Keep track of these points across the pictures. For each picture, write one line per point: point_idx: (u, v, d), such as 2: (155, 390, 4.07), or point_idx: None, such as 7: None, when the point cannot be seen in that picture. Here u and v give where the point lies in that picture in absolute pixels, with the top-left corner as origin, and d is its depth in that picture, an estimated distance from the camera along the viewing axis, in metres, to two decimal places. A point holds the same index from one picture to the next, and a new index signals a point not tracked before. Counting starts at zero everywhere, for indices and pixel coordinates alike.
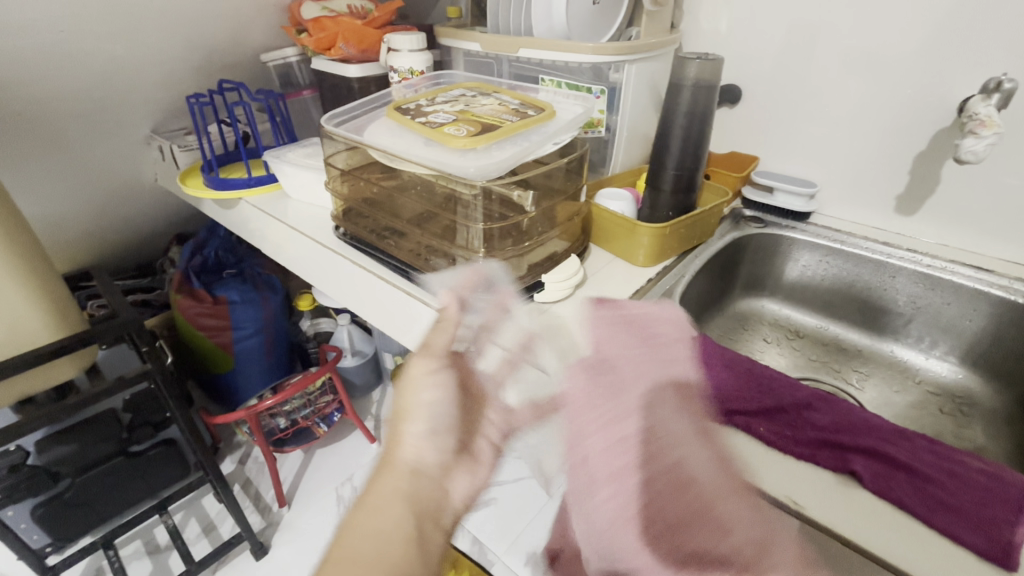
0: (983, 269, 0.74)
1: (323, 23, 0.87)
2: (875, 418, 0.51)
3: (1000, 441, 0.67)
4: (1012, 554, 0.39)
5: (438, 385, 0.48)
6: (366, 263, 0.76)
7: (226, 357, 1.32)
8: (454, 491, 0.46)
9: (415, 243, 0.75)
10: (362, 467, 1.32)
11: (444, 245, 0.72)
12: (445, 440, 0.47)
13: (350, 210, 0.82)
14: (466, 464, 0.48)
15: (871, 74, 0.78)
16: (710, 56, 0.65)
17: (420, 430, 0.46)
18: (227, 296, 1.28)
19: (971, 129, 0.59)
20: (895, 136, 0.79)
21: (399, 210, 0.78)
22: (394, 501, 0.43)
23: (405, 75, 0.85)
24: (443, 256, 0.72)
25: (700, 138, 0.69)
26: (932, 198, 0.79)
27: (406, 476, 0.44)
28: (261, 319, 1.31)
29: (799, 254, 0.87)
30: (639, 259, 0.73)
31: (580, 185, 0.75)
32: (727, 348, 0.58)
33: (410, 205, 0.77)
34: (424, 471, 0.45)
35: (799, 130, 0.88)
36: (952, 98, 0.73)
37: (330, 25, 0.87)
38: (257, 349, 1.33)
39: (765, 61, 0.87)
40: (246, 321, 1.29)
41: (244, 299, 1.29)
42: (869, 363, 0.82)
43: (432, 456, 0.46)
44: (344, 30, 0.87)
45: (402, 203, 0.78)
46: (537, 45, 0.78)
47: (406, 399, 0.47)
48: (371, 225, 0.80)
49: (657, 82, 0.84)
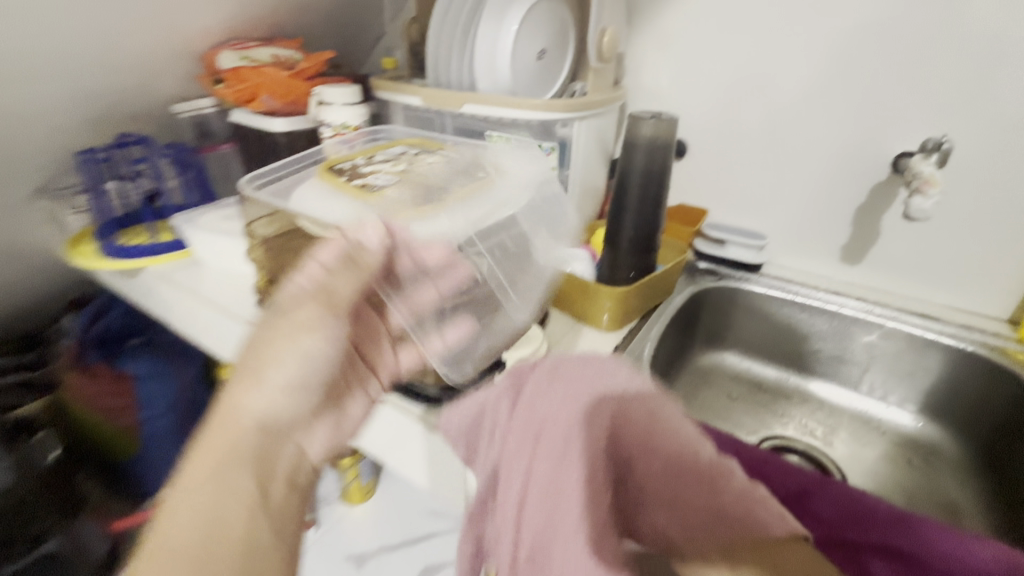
0: (928, 317, 0.76)
1: (242, 73, 0.79)
2: (872, 504, 0.45)
3: (972, 493, 0.66)
4: None
5: (322, 336, 0.46)
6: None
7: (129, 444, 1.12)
8: (308, 448, 0.49)
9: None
10: None
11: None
12: (306, 399, 0.47)
13: (276, 280, 0.72)
14: (328, 418, 0.51)
15: (807, 130, 0.81)
16: (664, 117, 0.62)
17: (279, 386, 0.45)
18: (130, 372, 1.09)
19: (917, 188, 0.60)
20: (838, 190, 0.81)
21: None
22: (229, 465, 0.42)
23: (339, 129, 0.78)
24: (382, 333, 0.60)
25: (657, 200, 0.66)
26: (874, 247, 0.81)
27: (246, 434, 0.44)
28: (173, 397, 1.13)
29: (756, 307, 0.86)
30: (600, 324, 0.70)
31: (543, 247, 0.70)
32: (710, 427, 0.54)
33: None
34: (289, 400, 0.46)
35: (744, 182, 0.89)
36: (885, 154, 0.75)
37: (250, 76, 0.79)
38: (168, 432, 1.15)
39: (709, 117, 0.87)
40: (153, 401, 1.11)
41: (152, 375, 1.11)
42: (833, 415, 0.81)
43: (288, 409, 0.46)
44: (267, 82, 0.80)
45: None
46: (481, 100, 0.74)
47: (276, 347, 0.45)
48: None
49: (605, 138, 0.83)
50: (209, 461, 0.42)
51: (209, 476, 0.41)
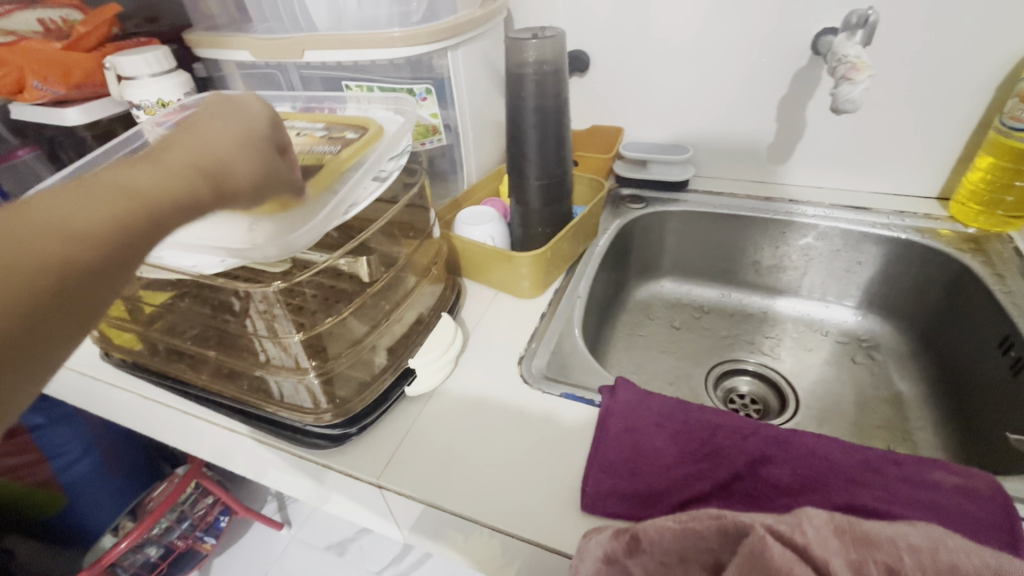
0: (861, 209, 0.73)
1: (15, 47, 0.59)
2: (834, 451, 0.41)
3: (915, 382, 0.66)
4: (1005, 532, 0.36)
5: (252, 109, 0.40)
6: (178, 406, 0.54)
7: (52, 499, 0.94)
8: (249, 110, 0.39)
9: (217, 364, 0.53)
10: (275, 562, 1.18)
11: (255, 366, 0.50)
12: (230, 125, 0.36)
13: (115, 331, 0.58)
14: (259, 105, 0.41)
15: (719, 19, 0.69)
16: (546, 34, 0.52)
17: (217, 122, 0.36)
18: (24, 423, 0.87)
19: (845, 75, 0.53)
20: (756, 85, 0.72)
21: (178, 327, 0.54)
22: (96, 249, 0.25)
23: (155, 109, 0.62)
24: (262, 382, 0.51)
25: (558, 139, 0.57)
26: (802, 141, 0.74)
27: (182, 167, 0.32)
28: (88, 436, 0.95)
29: (684, 228, 0.79)
30: (522, 289, 0.61)
31: (434, 229, 0.58)
32: (617, 448, 0.43)
33: (189, 321, 0.54)
34: (240, 147, 0.36)
35: (659, 91, 0.78)
36: (806, 37, 0.66)
37: (17, 53, 0.58)
38: (95, 471, 0.98)
39: (606, 17, 0.74)
40: (66, 446, 0.92)
41: (55, 420, 0.89)
42: (777, 325, 0.77)
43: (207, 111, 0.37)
44: (34, 60, 0.59)
45: (177, 322, 0.55)
46: (326, 45, 0.59)
47: (215, 125, 0.36)
48: (152, 344, 0.57)
49: (492, 64, 0.69)
50: (127, 171, 0.29)
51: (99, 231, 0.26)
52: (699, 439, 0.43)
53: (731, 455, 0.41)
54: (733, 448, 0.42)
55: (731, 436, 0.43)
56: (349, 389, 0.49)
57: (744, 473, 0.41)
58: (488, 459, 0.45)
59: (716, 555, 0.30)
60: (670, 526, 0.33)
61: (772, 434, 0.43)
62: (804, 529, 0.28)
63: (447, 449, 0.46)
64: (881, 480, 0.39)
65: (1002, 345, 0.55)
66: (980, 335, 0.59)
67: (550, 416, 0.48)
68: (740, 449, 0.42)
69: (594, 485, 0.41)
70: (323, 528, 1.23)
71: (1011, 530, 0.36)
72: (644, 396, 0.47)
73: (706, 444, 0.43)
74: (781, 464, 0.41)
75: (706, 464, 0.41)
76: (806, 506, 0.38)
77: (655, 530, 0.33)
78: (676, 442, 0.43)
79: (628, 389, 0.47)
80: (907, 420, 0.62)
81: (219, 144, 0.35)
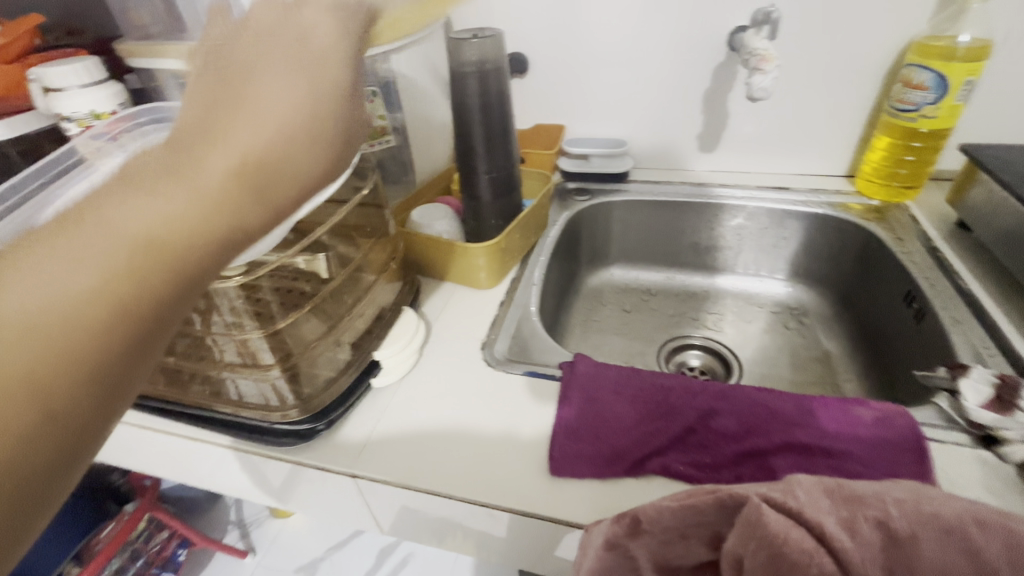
0: (783, 189, 0.80)
1: None
2: (771, 399, 0.46)
3: (840, 341, 0.73)
4: (916, 451, 0.41)
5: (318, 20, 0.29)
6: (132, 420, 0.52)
7: None
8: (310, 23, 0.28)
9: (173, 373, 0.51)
10: None
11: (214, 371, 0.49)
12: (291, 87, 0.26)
13: None
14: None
15: (643, 20, 0.75)
16: (484, 34, 0.55)
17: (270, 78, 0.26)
18: None
19: (755, 66, 0.59)
20: (682, 80, 0.78)
21: None
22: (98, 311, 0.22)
23: (88, 121, 0.60)
24: (222, 387, 0.50)
25: (503, 134, 0.60)
26: (726, 131, 0.81)
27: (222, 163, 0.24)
28: None
29: (627, 216, 0.84)
30: (479, 280, 0.63)
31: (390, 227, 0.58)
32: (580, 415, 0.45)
33: None
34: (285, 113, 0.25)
35: (595, 89, 0.82)
36: (721, 35, 0.73)
37: None
38: None
39: (541, 21, 0.78)
40: None
41: None
42: (719, 301, 0.83)
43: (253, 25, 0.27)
44: None
45: None
46: None
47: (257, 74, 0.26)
48: None
49: (435, 67, 0.72)
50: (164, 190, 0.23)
51: (103, 329, 0.22)
52: (654, 401, 0.46)
53: (682, 411, 0.45)
54: (683, 405, 0.46)
55: (681, 395, 0.46)
56: (315, 386, 0.49)
57: (695, 427, 0.44)
58: (458, 440, 0.47)
59: (715, 528, 0.31)
60: (667, 504, 0.33)
61: (717, 389, 0.47)
62: (796, 494, 0.29)
63: (418, 435, 0.47)
64: (813, 419, 0.44)
65: (906, 298, 0.63)
66: (889, 292, 0.66)
67: (515, 395, 0.50)
68: (690, 405, 0.45)
69: (560, 452, 0.44)
70: (289, 550, 1.19)
71: (919, 449, 0.41)
72: (601, 367, 0.50)
73: (660, 405, 0.46)
74: (726, 414, 0.45)
75: (662, 422, 0.45)
76: (749, 449, 0.43)
77: (652, 508, 0.33)
78: (633, 405, 0.46)
79: (587, 362, 0.50)
80: (836, 375, 0.69)
81: (272, 123, 0.25)
